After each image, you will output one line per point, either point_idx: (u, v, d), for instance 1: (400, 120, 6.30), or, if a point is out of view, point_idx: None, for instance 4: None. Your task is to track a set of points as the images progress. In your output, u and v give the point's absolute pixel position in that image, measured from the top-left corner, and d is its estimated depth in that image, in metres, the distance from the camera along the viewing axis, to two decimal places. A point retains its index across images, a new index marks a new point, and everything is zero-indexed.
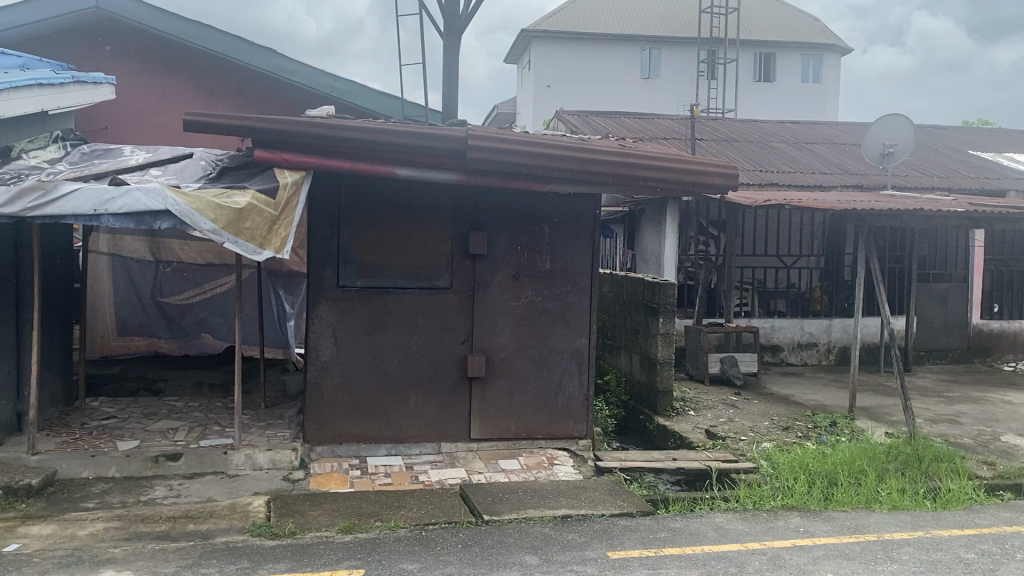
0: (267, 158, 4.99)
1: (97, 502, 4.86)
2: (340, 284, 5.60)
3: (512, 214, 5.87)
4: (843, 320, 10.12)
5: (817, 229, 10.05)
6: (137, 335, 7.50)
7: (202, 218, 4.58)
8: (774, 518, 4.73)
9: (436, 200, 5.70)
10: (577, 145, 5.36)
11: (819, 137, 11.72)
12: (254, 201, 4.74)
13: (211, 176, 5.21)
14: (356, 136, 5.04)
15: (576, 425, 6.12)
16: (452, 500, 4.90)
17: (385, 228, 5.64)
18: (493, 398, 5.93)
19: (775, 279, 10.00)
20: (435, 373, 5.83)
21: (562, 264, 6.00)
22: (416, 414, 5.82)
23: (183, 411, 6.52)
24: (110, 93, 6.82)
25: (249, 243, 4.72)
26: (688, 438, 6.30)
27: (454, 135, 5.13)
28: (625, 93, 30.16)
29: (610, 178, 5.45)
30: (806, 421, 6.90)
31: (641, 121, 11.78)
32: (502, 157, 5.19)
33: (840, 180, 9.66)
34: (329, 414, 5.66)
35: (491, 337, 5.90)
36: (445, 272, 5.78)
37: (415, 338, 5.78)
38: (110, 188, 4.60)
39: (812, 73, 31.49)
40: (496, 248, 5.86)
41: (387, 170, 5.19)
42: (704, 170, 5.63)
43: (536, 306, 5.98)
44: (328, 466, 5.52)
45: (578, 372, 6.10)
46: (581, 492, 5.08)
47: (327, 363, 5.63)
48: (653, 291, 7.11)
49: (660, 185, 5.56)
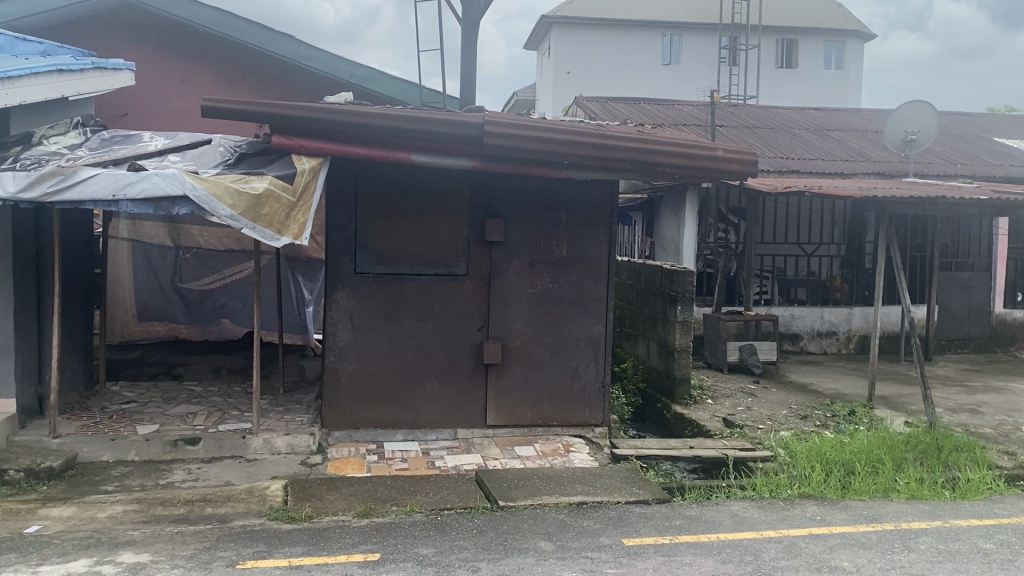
0: (284, 144, 5.01)
1: (117, 486, 4.91)
2: (357, 271, 5.62)
3: (528, 201, 5.85)
4: (864, 308, 10.04)
5: (838, 216, 9.97)
6: (157, 321, 7.52)
7: (220, 204, 4.59)
8: (790, 506, 4.71)
9: (452, 186, 5.69)
10: (595, 131, 5.32)
11: (842, 124, 11.60)
12: (272, 186, 4.76)
13: (229, 161, 5.22)
14: (372, 123, 5.04)
15: (592, 412, 6.09)
16: (468, 485, 4.92)
17: (401, 214, 5.65)
18: (509, 385, 5.93)
19: (795, 267, 9.94)
20: (451, 359, 5.83)
21: (579, 251, 5.98)
22: (432, 400, 5.83)
23: (202, 396, 6.57)
24: (130, 79, 6.85)
25: (267, 229, 4.75)
26: (705, 427, 6.28)
27: (470, 121, 5.11)
28: (645, 80, 29.97)
29: (627, 164, 5.41)
30: (825, 410, 6.87)
31: (660, 108, 11.70)
32: (519, 144, 5.17)
33: (862, 167, 9.56)
34: (346, 399, 5.69)
35: (507, 325, 5.89)
36: (462, 259, 5.78)
37: (431, 325, 5.79)
38: (129, 173, 4.63)
39: (835, 60, 31.19)
40: (512, 235, 5.84)
41: (403, 157, 5.19)
42: (723, 157, 5.55)
43: (552, 293, 5.96)
44: (345, 450, 5.55)
45: (594, 360, 6.07)
46: (596, 478, 5.08)
47: (344, 349, 5.66)
48: (671, 279, 7.08)
49: (678, 172, 5.50)
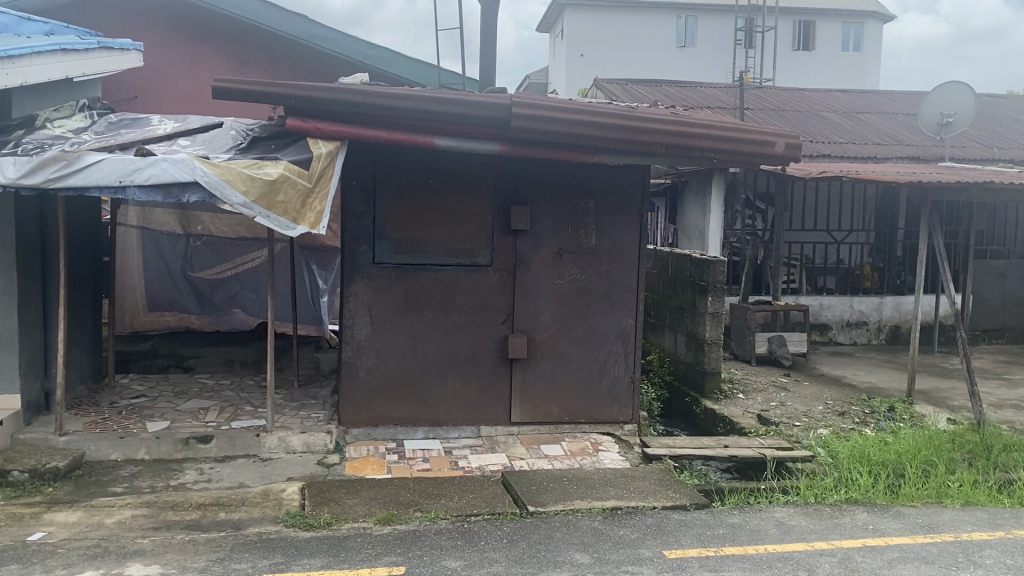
0: (299, 127, 4.72)
1: (125, 487, 4.68)
2: (376, 261, 5.35)
3: (555, 187, 5.56)
4: (896, 298, 9.72)
5: (869, 202, 9.62)
6: (167, 311, 7.31)
7: (232, 190, 4.34)
8: (839, 513, 4.44)
9: (476, 172, 5.40)
10: (629, 112, 5.00)
11: (870, 106, 11.23)
12: (287, 172, 4.50)
13: (241, 146, 4.94)
14: (393, 105, 4.74)
15: (622, 408, 5.82)
16: (495, 488, 4.65)
17: (422, 201, 5.36)
18: (534, 380, 5.66)
19: (823, 254, 9.60)
20: (474, 353, 5.56)
21: (609, 240, 5.69)
22: (455, 396, 5.57)
23: (214, 390, 6.32)
24: (138, 60, 6.57)
25: (282, 217, 4.50)
26: (739, 424, 6.00)
27: (496, 102, 4.82)
28: (661, 62, 29.49)
29: (662, 149, 5.09)
30: (862, 406, 6.58)
31: (682, 91, 11.34)
32: (548, 126, 4.87)
33: (895, 151, 9.21)
34: (365, 395, 5.43)
35: (532, 317, 5.62)
36: (486, 249, 5.50)
37: (454, 318, 5.52)
38: (136, 158, 4.36)
39: (854, 42, 30.63)
40: (538, 224, 5.56)
41: (425, 141, 4.89)
42: (764, 140, 5.23)
43: (580, 285, 5.68)
44: (364, 449, 5.30)
45: (624, 355, 5.79)
46: (629, 481, 4.81)
47: (362, 343, 5.40)
48: (702, 269, 6.78)
49: (716, 156, 5.18)
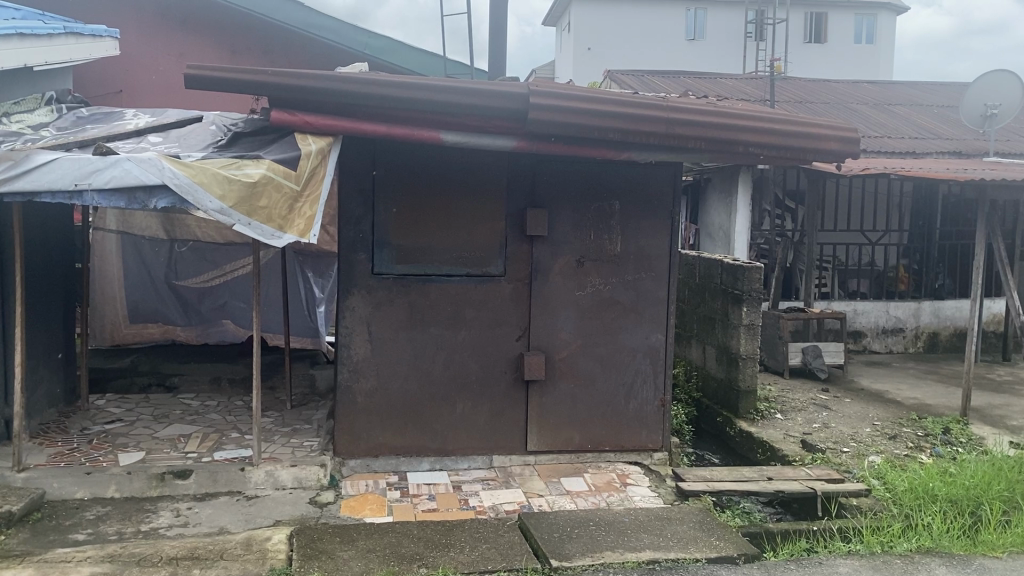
0: (284, 121, 4.11)
1: (89, 535, 4.07)
2: (376, 272, 4.75)
3: (576, 187, 4.94)
4: (934, 303, 9.12)
5: (905, 200, 8.98)
6: (151, 322, 6.78)
7: (207, 195, 3.73)
8: (913, 568, 3.83)
9: (487, 170, 4.79)
10: (662, 102, 4.37)
11: (901, 97, 10.59)
12: (271, 173, 3.91)
13: (221, 143, 4.32)
14: (394, 94, 4.13)
15: (651, 434, 5.20)
16: (512, 536, 4.05)
17: (427, 204, 4.75)
18: (553, 403, 5.05)
19: (855, 255, 8.98)
20: (486, 374, 4.96)
21: (636, 246, 5.07)
22: (463, 423, 4.96)
23: (198, 413, 5.72)
24: (114, 48, 5.95)
25: (266, 225, 3.90)
26: (781, 451, 5.41)
27: (512, 92, 4.20)
28: (669, 56, 28.77)
29: (702, 144, 4.45)
30: (914, 427, 5.97)
31: (703, 81, 10.70)
32: (572, 119, 4.24)
33: (934, 145, 8.57)
34: (362, 422, 4.83)
35: (551, 333, 5.01)
36: (498, 257, 4.89)
37: (463, 335, 4.92)
38: (94, 158, 3.77)
39: (867, 34, 29.89)
40: (557, 229, 4.95)
41: (430, 136, 4.27)
42: (817, 134, 4.59)
43: (604, 296, 5.07)
44: (361, 485, 4.70)
45: (652, 375, 5.18)
46: (664, 526, 4.20)
47: (360, 364, 4.80)
48: (735, 276, 6.17)
49: (762, 152, 4.55)
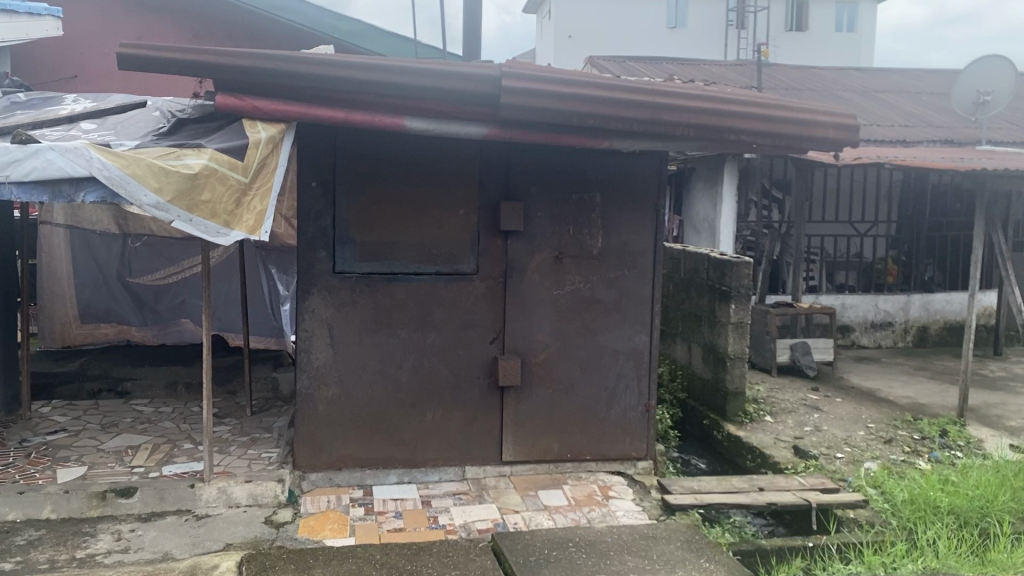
0: (231, 105, 3.72)
1: (18, 562, 3.65)
2: (337, 271, 4.38)
3: (554, 178, 4.59)
4: (924, 295, 8.85)
5: (895, 191, 8.71)
6: (104, 323, 6.35)
7: (142, 189, 3.37)
8: None
9: (458, 159, 4.43)
10: (646, 86, 4.02)
11: (889, 85, 10.31)
12: (214, 163, 3.52)
13: (162, 130, 3.91)
14: (353, 76, 3.75)
15: (634, 442, 4.88)
16: (485, 561, 3.69)
17: (392, 196, 4.38)
18: (530, 410, 4.70)
19: (843, 247, 8.69)
20: (457, 380, 4.61)
21: (618, 241, 4.73)
22: (434, 432, 4.61)
23: (150, 422, 5.33)
24: (55, 30, 5.53)
25: (210, 222, 3.54)
26: (772, 459, 5.10)
27: (483, 74, 3.83)
28: (650, 43, 28.40)
29: (689, 132, 4.10)
30: (910, 430, 5.68)
31: (686, 67, 10.37)
32: (549, 104, 3.87)
33: (926, 133, 8.29)
34: (324, 433, 4.47)
35: (527, 335, 4.66)
36: (470, 254, 4.53)
37: (432, 337, 4.56)
38: (14, 146, 3.38)
39: (848, 22, 29.68)
40: (533, 224, 4.60)
41: (393, 122, 3.89)
42: (814, 121, 4.26)
43: (584, 295, 4.73)
44: (322, 501, 4.33)
45: (636, 379, 4.85)
46: (650, 546, 3.86)
47: (321, 370, 4.43)
48: (722, 272, 5.85)
49: (755, 140, 4.20)
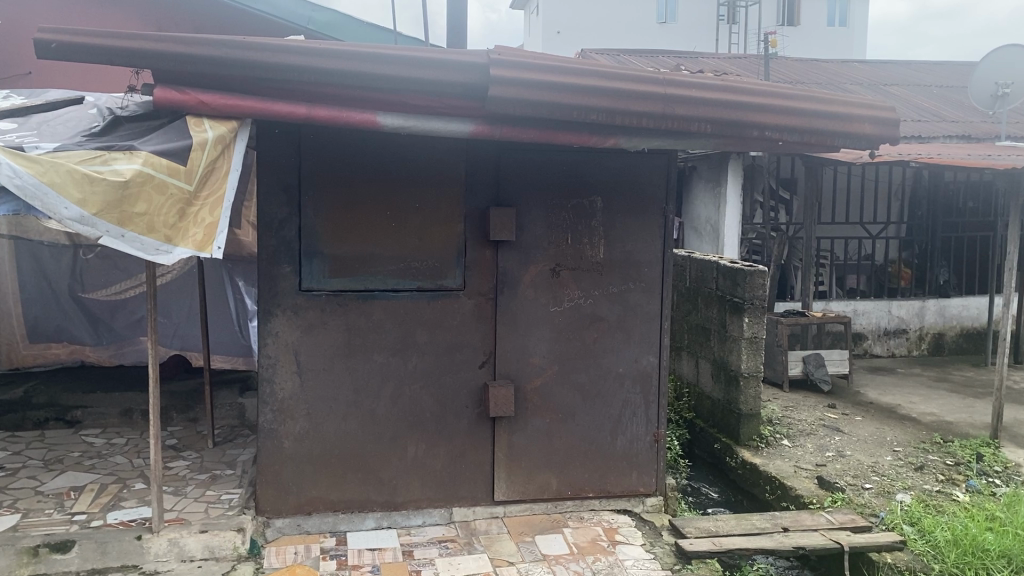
0: (171, 99, 3.17)
1: None
2: (304, 289, 3.84)
3: (550, 181, 4.06)
4: (939, 300, 8.37)
5: (906, 190, 8.22)
6: (55, 342, 5.82)
7: (62, 200, 2.82)
8: None
9: (441, 160, 3.89)
10: (656, 75, 3.50)
11: (897, 77, 9.82)
12: (151, 169, 2.99)
13: (95, 129, 3.37)
14: (315, 64, 3.20)
15: (642, 476, 4.35)
16: None
17: (366, 203, 3.84)
18: (525, 443, 4.17)
19: (854, 249, 8.20)
20: (443, 410, 4.07)
21: (623, 251, 4.20)
22: (417, 470, 4.07)
23: (100, 457, 4.77)
24: None
25: (148, 237, 3.02)
26: (794, 491, 4.58)
27: (467, 63, 3.31)
28: (641, 39, 27.87)
29: (707, 127, 3.57)
30: (941, 453, 5.18)
31: (684, 60, 9.84)
32: (546, 96, 3.33)
33: (943, 128, 7.79)
34: (291, 473, 3.93)
35: (521, 358, 4.13)
36: (456, 267, 4.00)
37: (414, 363, 4.02)
38: None
39: (840, 17, 29.28)
40: (527, 232, 4.06)
41: (364, 119, 3.35)
42: (848, 115, 3.74)
43: (585, 312, 4.20)
44: (289, 552, 3.79)
45: (644, 406, 4.32)
46: None
47: (287, 402, 3.90)
48: (733, 281, 5.33)
49: (780, 137, 3.68)
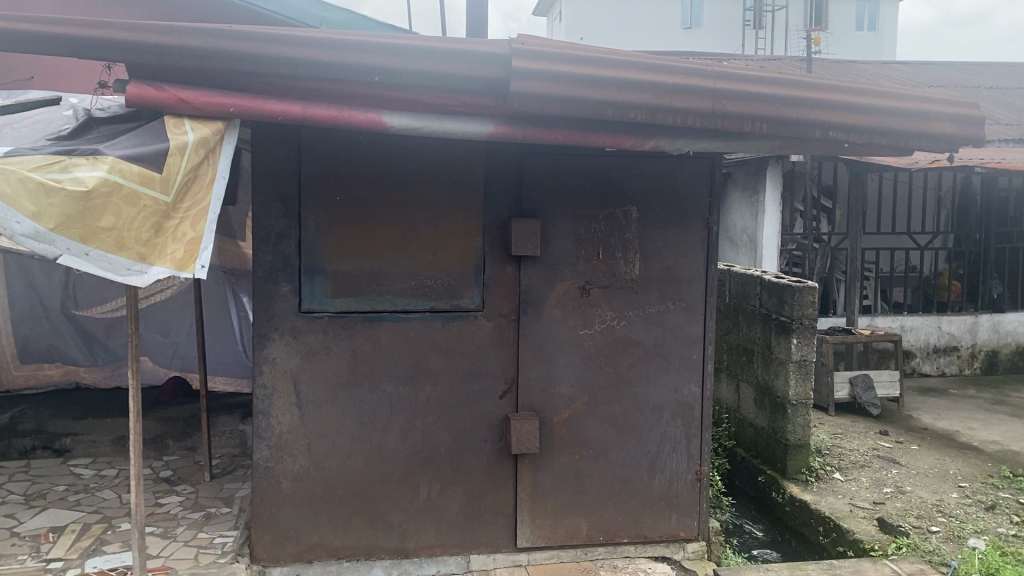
0: (148, 97, 2.75)
1: None
2: (304, 310, 3.43)
3: (579, 189, 3.62)
4: (992, 315, 7.83)
5: (957, 198, 7.71)
6: (47, 362, 5.43)
7: (13, 214, 2.43)
8: None
9: (457, 167, 3.47)
10: (705, 68, 3.06)
11: (943, 79, 9.30)
12: (119, 176, 2.59)
13: (64, 132, 2.97)
14: (313, 56, 2.79)
15: (682, 519, 3.89)
16: None
17: (374, 215, 3.42)
18: (551, 482, 3.72)
19: (900, 261, 7.70)
20: (460, 446, 3.64)
21: (660, 268, 3.76)
22: (430, 512, 3.64)
23: (88, 490, 4.38)
24: None
25: (117, 257, 2.62)
26: (852, 534, 4.10)
27: (486, 55, 2.89)
28: (665, 46, 27.33)
29: (762, 128, 3.12)
30: (1013, 490, 4.66)
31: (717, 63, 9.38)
32: (577, 92, 2.89)
33: (998, 132, 7.27)
34: (290, 516, 3.51)
35: (548, 387, 3.69)
36: (475, 286, 3.57)
37: (427, 392, 3.59)
38: None
39: (869, 22, 28.63)
40: (553, 247, 3.62)
41: (368, 118, 2.93)
42: (922, 114, 3.28)
43: (618, 336, 3.75)
44: None
45: (684, 440, 3.86)
46: None
47: (286, 437, 3.48)
48: (779, 298, 4.87)
49: (844, 138, 3.23)
